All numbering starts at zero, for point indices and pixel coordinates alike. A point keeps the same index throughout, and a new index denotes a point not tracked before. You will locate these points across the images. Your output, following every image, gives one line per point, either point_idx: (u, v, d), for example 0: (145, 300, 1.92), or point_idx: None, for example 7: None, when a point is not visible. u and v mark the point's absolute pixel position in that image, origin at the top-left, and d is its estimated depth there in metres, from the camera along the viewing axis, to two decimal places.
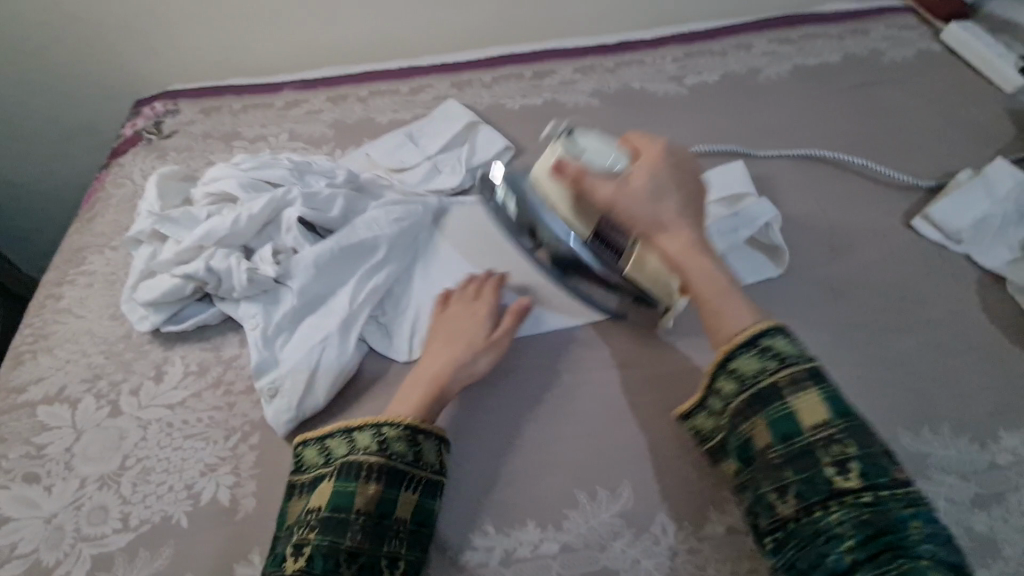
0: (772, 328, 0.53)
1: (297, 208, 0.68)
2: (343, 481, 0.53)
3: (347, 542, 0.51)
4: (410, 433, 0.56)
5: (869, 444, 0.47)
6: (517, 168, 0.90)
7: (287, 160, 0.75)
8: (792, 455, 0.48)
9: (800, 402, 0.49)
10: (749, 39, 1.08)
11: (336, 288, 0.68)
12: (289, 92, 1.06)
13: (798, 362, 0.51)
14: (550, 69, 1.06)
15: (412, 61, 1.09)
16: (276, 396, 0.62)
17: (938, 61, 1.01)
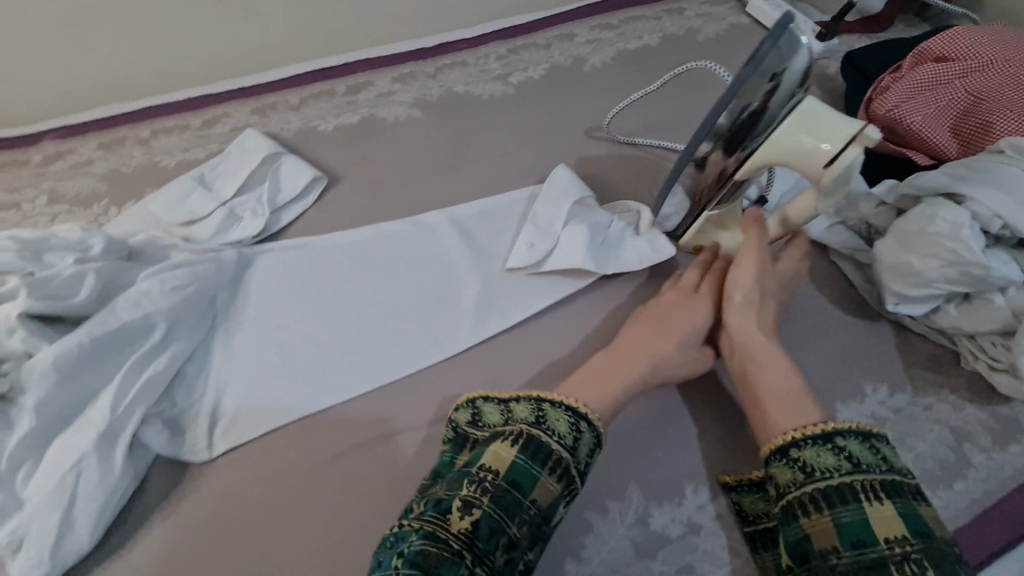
0: (848, 431, 0.48)
1: (22, 301, 0.54)
2: (524, 462, 0.47)
3: (505, 523, 0.45)
4: (596, 440, 0.52)
5: (950, 566, 0.41)
6: (332, 200, 0.79)
7: (14, 239, 0.60)
8: (861, 567, 0.42)
9: (875, 512, 0.44)
10: (571, 29, 1.05)
11: (95, 391, 0.55)
12: (48, 144, 0.89)
13: (874, 470, 0.46)
14: (366, 81, 0.96)
15: (204, 90, 0.95)
16: (21, 550, 0.49)
17: (747, 33, 1.03)
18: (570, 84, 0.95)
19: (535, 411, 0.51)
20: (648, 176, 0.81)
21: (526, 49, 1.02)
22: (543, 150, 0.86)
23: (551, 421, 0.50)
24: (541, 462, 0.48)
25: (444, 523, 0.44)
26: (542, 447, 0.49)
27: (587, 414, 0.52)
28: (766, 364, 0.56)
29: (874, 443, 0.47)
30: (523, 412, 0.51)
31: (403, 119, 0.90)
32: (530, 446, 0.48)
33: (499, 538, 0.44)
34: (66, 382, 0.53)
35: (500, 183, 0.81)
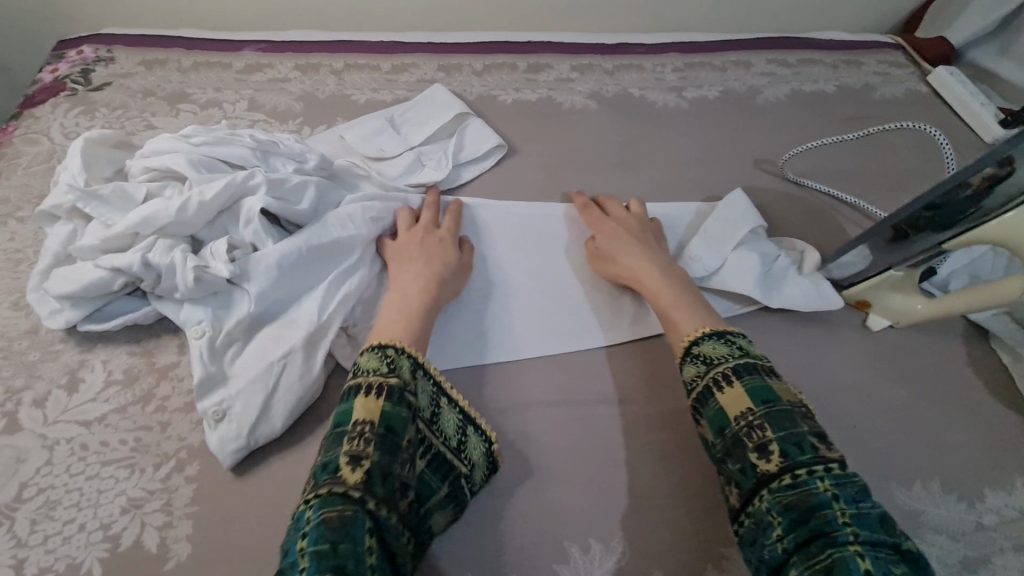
0: (706, 334, 0.56)
1: (261, 198, 0.58)
2: (394, 407, 0.46)
3: (389, 464, 0.44)
4: (436, 391, 0.51)
5: (791, 425, 0.47)
6: (508, 169, 0.82)
7: (249, 136, 0.64)
8: (729, 446, 0.48)
9: (725, 397, 0.50)
10: (749, 57, 1.05)
11: (301, 295, 0.59)
12: (250, 54, 0.92)
13: (726, 361, 0.52)
14: (546, 63, 0.99)
15: (395, 37, 0.99)
16: (224, 421, 0.53)
17: (926, 103, 1.02)
18: (744, 112, 0.96)
19: (384, 359, 0.49)
20: (816, 221, 0.82)
21: (702, 67, 1.03)
22: (712, 171, 0.87)
23: (420, 393, 0.50)
24: (408, 404, 0.47)
25: (337, 480, 0.42)
26: (405, 391, 0.48)
27: (427, 363, 0.52)
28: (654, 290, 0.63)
29: (729, 339, 0.55)
30: (369, 362, 0.49)
31: (578, 108, 0.92)
32: (394, 393, 0.47)
33: (393, 480, 0.44)
34: (284, 280, 0.58)
35: (667, 190, 0.83)
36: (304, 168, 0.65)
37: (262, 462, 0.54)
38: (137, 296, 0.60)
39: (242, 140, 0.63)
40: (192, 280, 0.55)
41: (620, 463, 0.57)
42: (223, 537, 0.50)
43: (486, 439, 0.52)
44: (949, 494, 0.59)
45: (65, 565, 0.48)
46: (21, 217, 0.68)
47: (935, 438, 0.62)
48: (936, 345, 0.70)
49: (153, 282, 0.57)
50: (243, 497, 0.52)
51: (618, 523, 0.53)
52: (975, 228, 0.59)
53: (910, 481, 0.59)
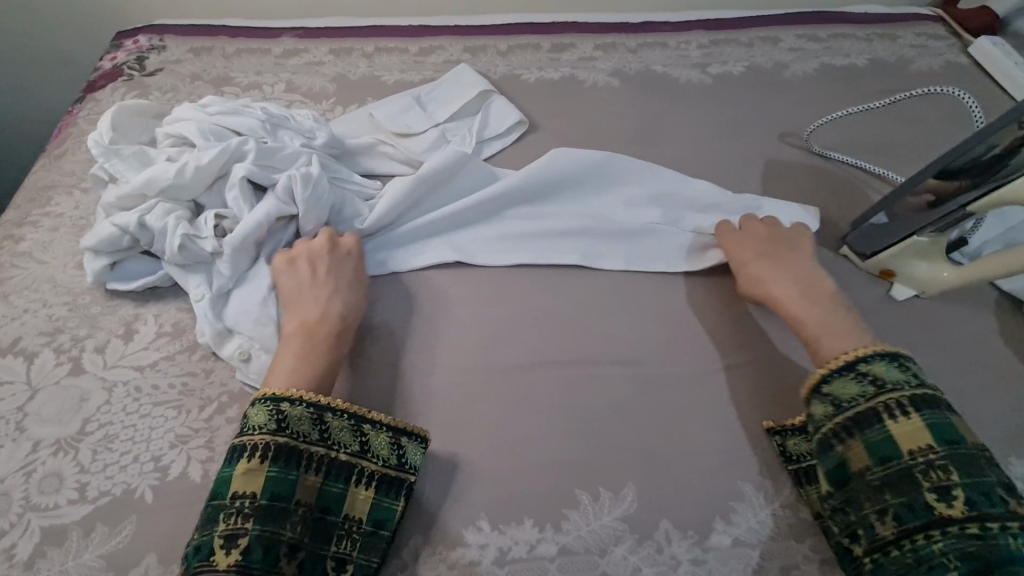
0: (878, 354, 0.53)
1: (246, 166, 0.61)
2: (278, 472, 0.48)
3: (276, 533, 0.47)
4: (354, 423, 0.53)
5: (977, 472, 0.47)
6: (531, 143, 0.85)
7: (261, 110, 0.68)
8: (892, 479, 0.48)
9: (899, 427, 0.49)
10: (777, 33, 1.04)
11: None
12: (288, 40, 0.97)
13: (901, 389, 0.51)
14: (569, 43, 1.00)
15: (423, 21, 1.03)
16: (252, 359, 0.58)
17: (965, 75, 0.99)
18: (770, 87, 0.95)
19: (274, 414, 0.50)
20: (841, 192, 0.81)
21: (728, 43, 1.02)
22: (734, 145, 0.87)
23: (336, 433, 0.52)
24: (296, 464, 0.49)
25: (211, 564, 0.44)
26: (295, 450, 0.49)
27: (331, 403, 0.52)
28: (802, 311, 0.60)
29: (903, 364, 0.53)
30: (257, 418, 0.50)
31: (601, 86, 0.94)
32: (281, 458, 0.49)
33: (278, 548, 0.46)
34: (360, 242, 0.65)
35: (688, 164, 0.84)
36: (311, 143, 0.69)
37: None
38: (150, 256, 0.64)
39: (254, 113, 0.67)
40: (180, 245, 0.58)
41: (634, 418, 0.58)
42: None
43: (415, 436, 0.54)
44: None
45: (121, 490, 0.53)
46: (84, 188, 0.75)
47: (960, 407, 0.62)
48: (965, 314, 0.68)
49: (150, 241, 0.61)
50: None
51: (629, 474, 0.55)
52: (994, 189, 0.58)
53: None
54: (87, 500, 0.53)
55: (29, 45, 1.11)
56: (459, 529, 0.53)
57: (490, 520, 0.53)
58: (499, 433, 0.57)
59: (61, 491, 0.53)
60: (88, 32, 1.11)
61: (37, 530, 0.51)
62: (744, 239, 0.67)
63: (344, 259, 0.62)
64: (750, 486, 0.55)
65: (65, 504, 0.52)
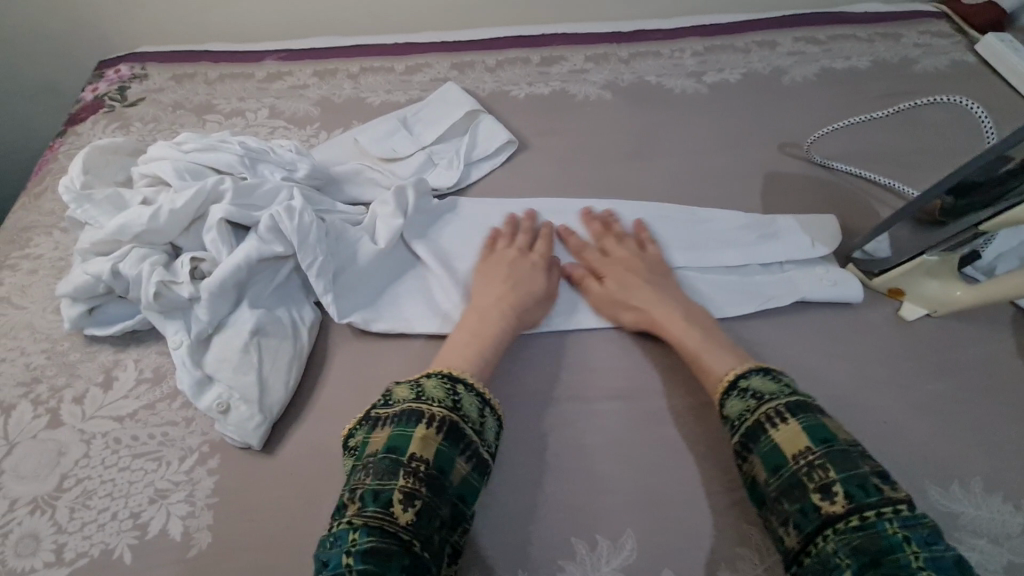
0: (753, 370, 0.54)
1: (224, 206, 0.58)
2: (449, 448, 0.48)
3: (436, 505, 0.46)
4: (496, 418, 0.53)
5: (852, 466, 0.46)
6: (522, 164, 0.82)
7: (240, 144, 0.65)
8: (784, 487, 0.47)
9: (779, 433, 0.48)
10: (774, 37, 1.01)
11: (280, 304, 0.61)
12: (271, 63, 0.96)
13: (777, 398, 0.51)
14: (559, 55, 0.98)
15: (409, 38, 1.00)
16: (231, 411, 0.55)
17: (973, 73, 0.95)
18: (767, 94, 0.92)
19: (449, 392, 0.51)
20: (846, 204, 0.78)
21: (724, 50, 0.99)
22: (732, 157, 0.84)
23: (487, 429, 0.52)
24: (462, 445, 0.49)
25: (389, 516, 0.44)
26: (463, 433, 0.49)
27: (492, 400, 0.54)
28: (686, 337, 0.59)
29: (776, 376, 0.53)
30: (435, 391, 0.51)
31: (592, 100, 0.91)
32: (452, 433, 0.49)
33: (438, 520, 0.45)
34: (352, 263, 0.65)
35: (685, 179, 0.81)
36: (293, 175, 0.66)
37: (280, 454, 0.56)
38: (130, 301, 0.62)
39: (232, 147, 0.64)
40: (155, 293, 0.55)
41: (632, 460, 0.56)
42: (244, 527, 0.52)
43: (505, 429, 0.54)
44: (994, 495, 0.55)
45: (99, 550, 0.51)
46: (63, 228, 0.73)
47: (978, 436, 0.58)
48: (979, 333, 0.65)
49: (126, 288, 0.58)
50: (261, 491, 0.54)
51: (627, 520, 0.52)
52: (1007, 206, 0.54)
53: (947, 479, 0.56)
54: (64, 561, 0.51)
55: (14, 77, 1.10)
56: None
57: (482, 573, 0.50)
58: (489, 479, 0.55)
59: (37, 553, 0.51)
60: (73, 60, 1.10)
61: None
62: (625, 260, 0.67)
63: (530, 270, 0.66)
64: (756, 530, 0.52)
65: (41, 567, 0.50)
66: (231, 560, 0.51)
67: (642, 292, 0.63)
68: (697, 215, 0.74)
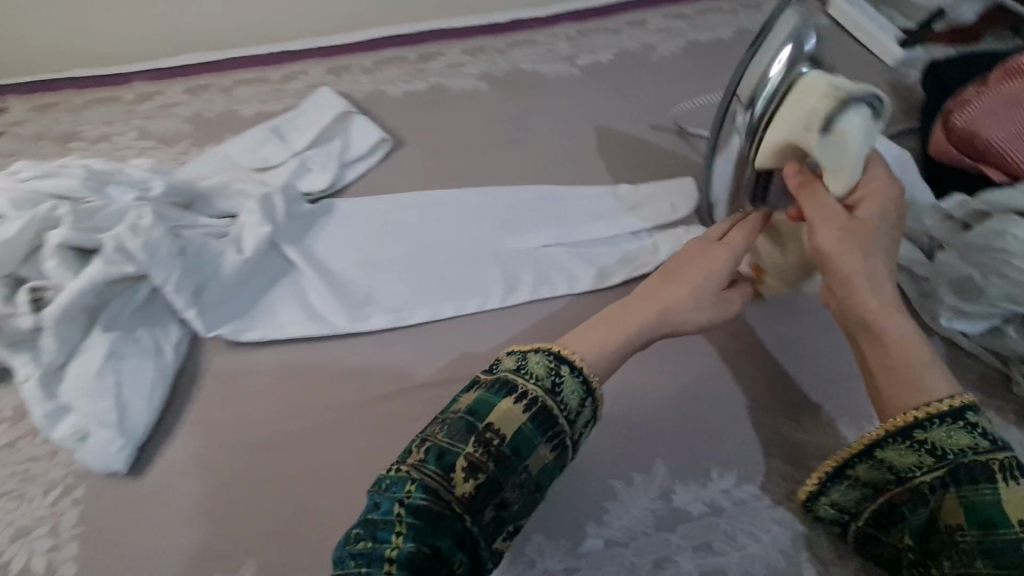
0: (946, 411, 0.45)
1: (62, 231, 0.56)
2: (528, 429, 0.46)
3: (501, 484, 0.44)
4: (586, 392, 0.49)
5: None
6: (398, 160, 0.82)
7: (83, 167, 0.63)
8: (992, 546, 0.42)
9: (1009, 493, 0.42)
10: (644, 16, 1.05)
11: (141, 325, 0.60)
12: (140, 84, 0.94)
13: (1005, 449, 0.44)
14: (436, 52, 0.99)
15: (284, 47, 1.00)
16: (90, 438, 0.54)
17: (825, 36, 1.01)
18: (637, 71, 0.95)
19: (552, 371, 0.48)
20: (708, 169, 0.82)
21: (596, 32, 1.02)
22: (604, 134, 0.86)
23: (565, 393, 0.48)
24: (547, 431, 0.46)
25: (446, 482, 0.43)
26: (549, 416, 0.47)
27: (572, 360, 0.49)
28: (882, 319, 0.50)
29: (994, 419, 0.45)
30: (538, 368, 0.48)
31: (469, 91, 0.92)
32: (538, 420, 0.46)
33: (495, 498, 0.44)
34: (215, 276, 0.64)
35: (559, 160, 0.83)
36: (146, 194, 0.65)
37: (147, 475, 0.55)
38: None
39: (73, 171, 0.62)
40: None
41: None
42: (111, 551, 0.52)
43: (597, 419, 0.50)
44: (842, 420, 0.58)
45: None
46: None
47: (828, 367, 0.62)
48: None
49: None
50: (129, 515, 0.54)
51: None
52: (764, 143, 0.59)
53: (801, 411, 0.59)
54: None
55: None
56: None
57: None
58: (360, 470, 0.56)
59: None
60: None
61: None
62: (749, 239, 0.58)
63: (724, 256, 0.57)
64: (620, 483, 0.54)
65: None
66: None
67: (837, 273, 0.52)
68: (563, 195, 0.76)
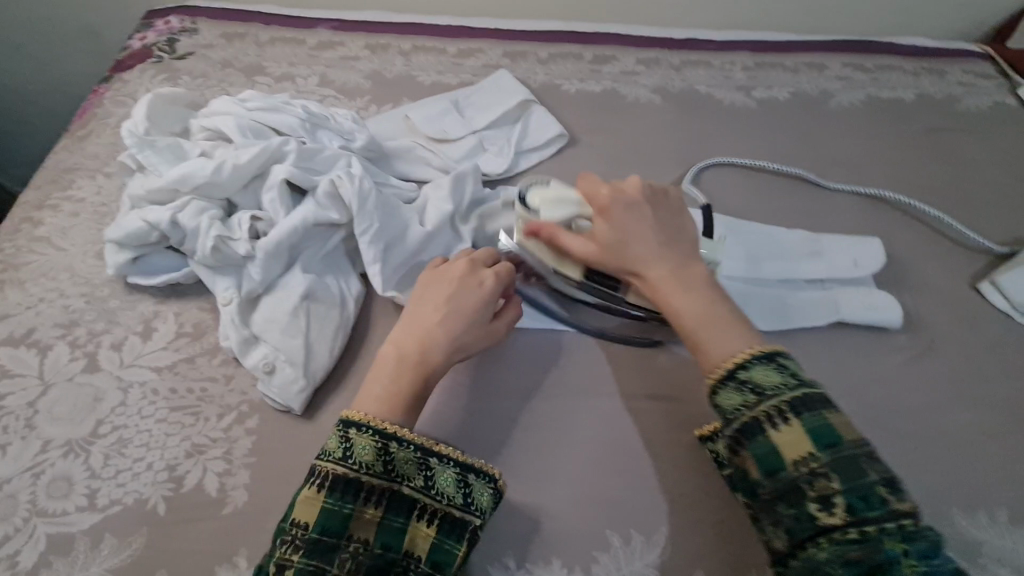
0: (755, 357, 0.47)
1: (286, 168, 0.59)
2: (335, 501, 0.45)
3: (328, 567, 0.43)
4: (421, 456, 0.47)
5: (858, 473, 0.41)
6: (570, 158, 0.82)
7: (302, 108, 0.65)
8: (779, 490, 0.43)
9: (781, 435, 0.43)
10: (823, 60, 1.02)
11: (329, 272, 0.61)
12: (323, 31, 0.95)
13: (780, 392, 0.45)
14: (610, 55, 0.98)
15: (462, 22, 1.00)
16: (275, 373, 0.55)
17: (1013, 117, 0.96)
18: (814, 116, 0.93)
19: (342, 440, 0.47)
20: (886, 230, 0.79)
21: (773, 67, 0.99)
22: (778, 173, 0.84)
23: (400, 465, 0.47)
24: (354, 497, 0.45)
25: None
26: (354, 482, 0.45)
27: (397, 433, 0.47)
28: (677, 301, 0.52)
29: (780, 363, 0.47)
30: (328, 443, 0.47)
31: (642, 103, 0.91)
32: (393, 505, 0.46)
33: None
34: (402, 237, 0.63)
35: (731, 191, 0.81)
36: (350, 145, 0.66)
37: (319, 420, 0.56)
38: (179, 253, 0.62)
39: (295, 110, 0.64)
40: (211, 248, 0.56)
41: (670, 460, 0.56)
42: (282, 489, 0.52)
43: (480, 473, 0.48)
44: (1018, 528, 0.56)
45: (132, 500, 0.51)
46: (107, 173, 0.72)
47: (1000, 469, 0.60)
48: (1007, 372, 0.67)
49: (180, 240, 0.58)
50: (299, 458, 0.54)
51: (662, 518, 0.53)
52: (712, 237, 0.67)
53: (975, 508, 0.57)
54: (96, 508, 0.50)
55: (55, 17, 1.08)
56: (483, 565, 0.50)
57: (517, 557, 0.51)
58: (525, 466, 0.55)
59: (69, 497, 0.51)
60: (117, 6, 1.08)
61: (43, 537, 0.49)
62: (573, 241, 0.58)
63: (469, 291, 0.56)
64: None
65: (73, 511, 0.50)
66: (267, 523, 0.50)
67: (641, 246, 0.55)
68: (755, 231, 0.73)
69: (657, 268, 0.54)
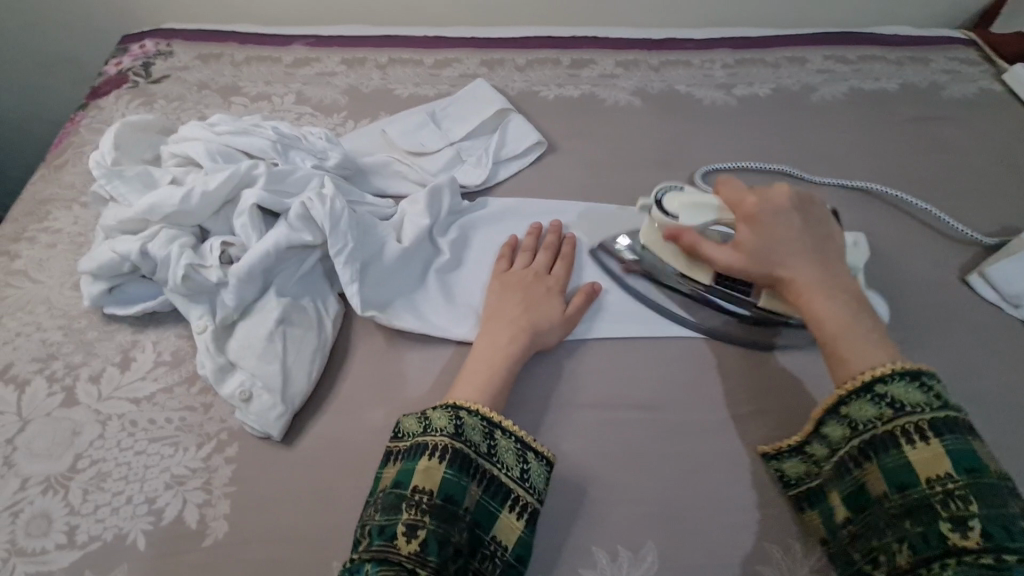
0: (896, 372, 0.46)
1: (256, 192, 0.58)
2: (452, 475, 0.46)
3: (446, 533, 0.44)
4: (520, 447, 0.49)
5: (999, 502, 0.41)
6: (550, 166, 0.81)
7: (272, 130, 0.65)
8: (910, 507, 0.43)
9: (916, 455, 0.44)
10: (805, 53, 1.00)
11: (304, 294, 0.60)
12: (299, 48, 0.94)
13: (919, 412, 0.45)
14: (589, 59, 0.97)
15: (439, 32, 0.99)
16: (252, 400, 0.55)
17: (999, 103, 0.95)
18: (796, 111, 0.92)
19: (453, 418, 0.48)
20: (873, 225, 0.77)
21: (754, 64, 0.99)
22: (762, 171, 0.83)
23: (501, 453, 0.49)
24: (469, 471, 0.46)
25: (393, 548, 0.43)
26: (469, 459, 0.47)
27: (503, 422, 0.50)
28: (817, 305, 0.51)
29: (925, 382, 0.45)
30: (438, 420, 0.48)
31: (622, 106, 0.90)
32: (492, 488, 0.47)
33: (450, 548, 0.43)
34: (378, 256, 0.62)
35: None
36: (323, 164, 0.65)
37: (299, 445, 0.55)
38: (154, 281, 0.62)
39: (265, 132, 0.64)
40: (182, 277, 0.55)
41: (655, 471, 0.55)
42: (262, 518, 0.51)
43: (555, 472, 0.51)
44: None
45: (112, 535, 0.50)
46: (84, 203, 0.72)
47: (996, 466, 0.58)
48: (1000, 365, 0.65)
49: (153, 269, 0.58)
50: (279, 485, 0.53)
51: (648, 532, 0.52)
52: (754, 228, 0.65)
53: None
54: (76, 545, 0.50)
55: (33, 45, 1.08)
56: None
57: None
58: None
59: (49, 534, 0.50)
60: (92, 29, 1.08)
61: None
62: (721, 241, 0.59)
63: (547, 294, 0.62)
64: (779, 548, 0.52)
65: (53, 549, 0.49)
66: (247, 553, 0.50)
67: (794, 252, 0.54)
68: None
69: (798, 278, 0.53)
